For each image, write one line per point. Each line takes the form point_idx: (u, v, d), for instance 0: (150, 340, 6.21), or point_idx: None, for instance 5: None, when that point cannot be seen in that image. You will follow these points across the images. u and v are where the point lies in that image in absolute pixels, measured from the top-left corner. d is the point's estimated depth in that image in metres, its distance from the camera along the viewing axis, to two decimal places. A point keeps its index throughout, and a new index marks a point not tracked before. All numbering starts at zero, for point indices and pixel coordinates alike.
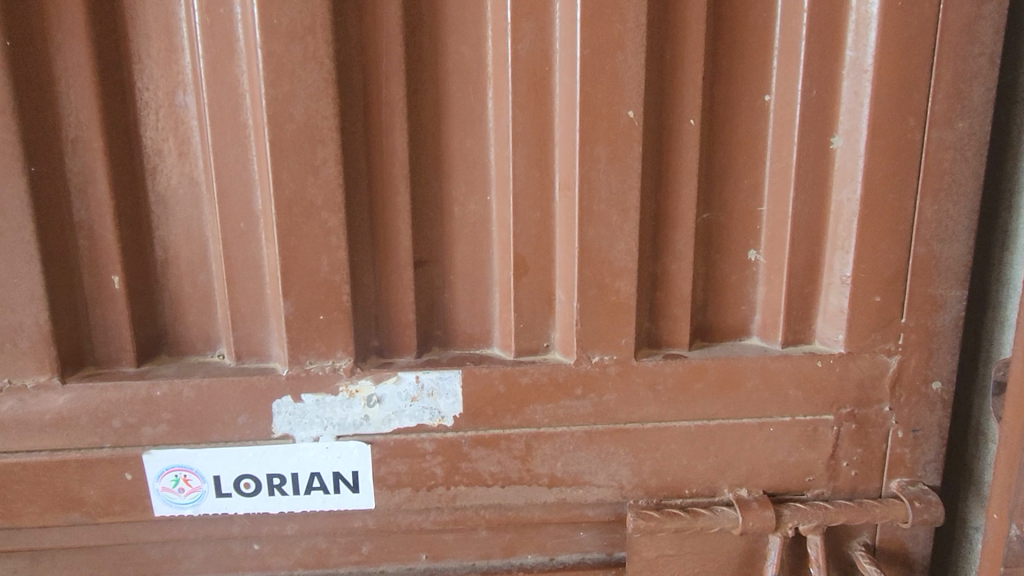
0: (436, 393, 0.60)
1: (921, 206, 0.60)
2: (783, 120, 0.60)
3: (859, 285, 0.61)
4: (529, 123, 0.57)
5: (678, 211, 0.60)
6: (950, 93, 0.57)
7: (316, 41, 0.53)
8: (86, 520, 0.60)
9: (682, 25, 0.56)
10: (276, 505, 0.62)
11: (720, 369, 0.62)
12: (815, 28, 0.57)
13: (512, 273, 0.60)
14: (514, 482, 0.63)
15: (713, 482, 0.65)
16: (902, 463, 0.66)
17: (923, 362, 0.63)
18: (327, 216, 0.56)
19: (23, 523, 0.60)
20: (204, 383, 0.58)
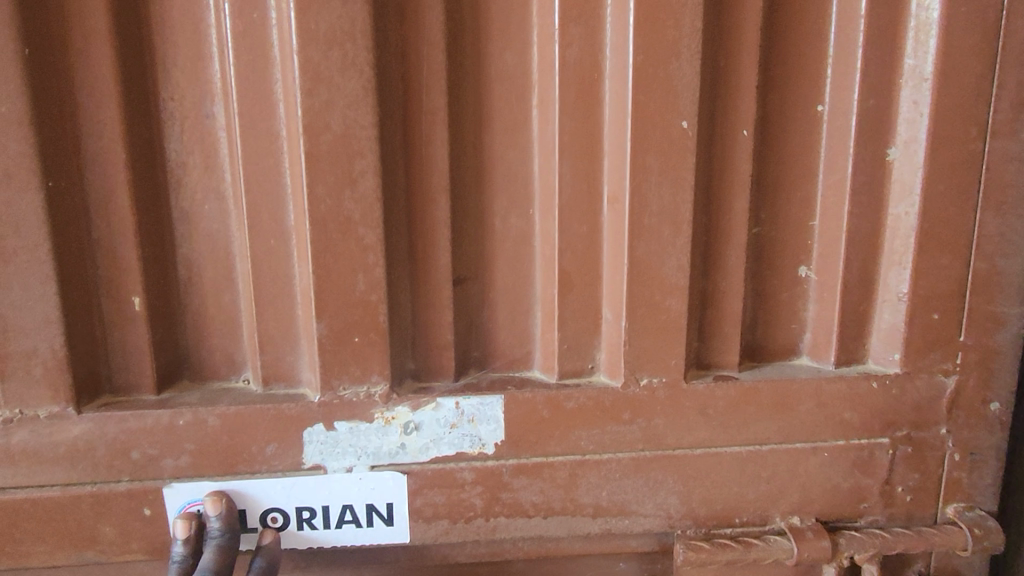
0: (477, 419, 0.57)
1: (982, 219, 0.57)
2: (837, 131, 0.57)
3: (916, 301, 0.59)
4: (576, 134, 0.54)
5: (730, 226, 0.57)
6: (1013, 102, 0.55)
7: (357, 48, 0.50)
8: (100, 559, 0.56)
9: (737, 31, 0.54)
10: (305, 541, 0.58)
11: (773, 391, 0.59)
12: (873, 35, 0.55)
13: (556, 292, 0.57)
14: (556, 513, 0.59)
15: (764, 510, 0.61)
16: (958, 488, 0.63)
17: (982, 383, 0.61)
18: (365, 232, 0.53)
19: (30, 565, 0.55)
20: (230, 412, 0.54)
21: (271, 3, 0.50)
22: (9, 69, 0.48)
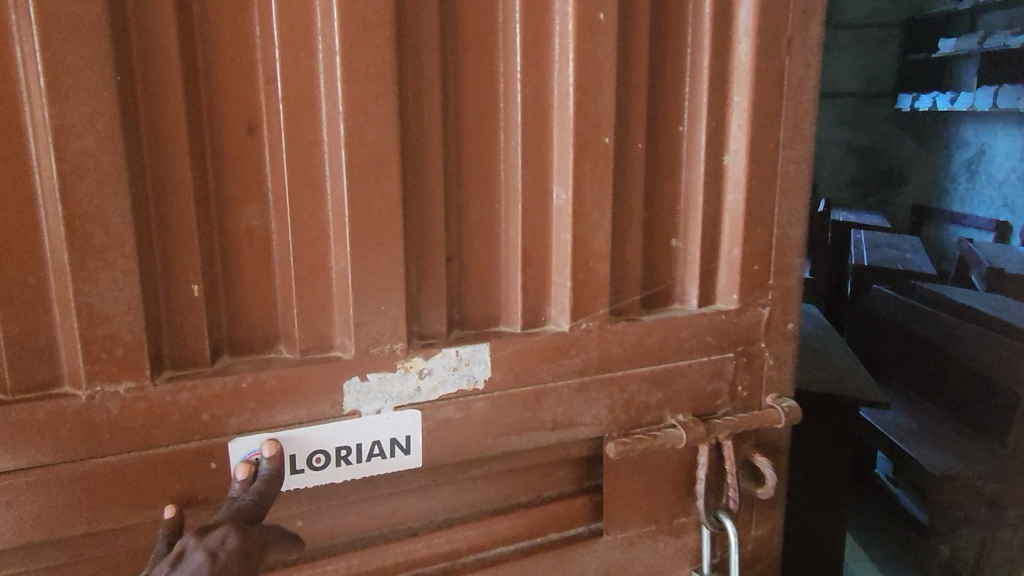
0: (472, 362, 0.75)
1: (780, 202, 0.87)
2: (691, 144, 0.84)
3: (747, 258, 0.87)
4: (530, 147, 0.75)
5: (628, 210, 0.82)
6: (795, 126, 0.86)
7: (385, 81, 0.65)
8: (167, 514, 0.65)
9: (630, 76, 0.78)
10: (341, 475, 0.71)
11: (664, 326, 0.84)
12: (713, 81, 0.83)
13: (518, 263, 0.77)
14: (527, 430, 0.79)
15: (661, 413, 0.86)
16: (773, 382, 0.93)
17: (784, 310, 0.91)
18: (390, 223, 0.68)
19: (104, 526, 0.63)
20: (284, 371, 0.67)
21: (316, 45, 0.64)
22: (102, 93, 0.57)
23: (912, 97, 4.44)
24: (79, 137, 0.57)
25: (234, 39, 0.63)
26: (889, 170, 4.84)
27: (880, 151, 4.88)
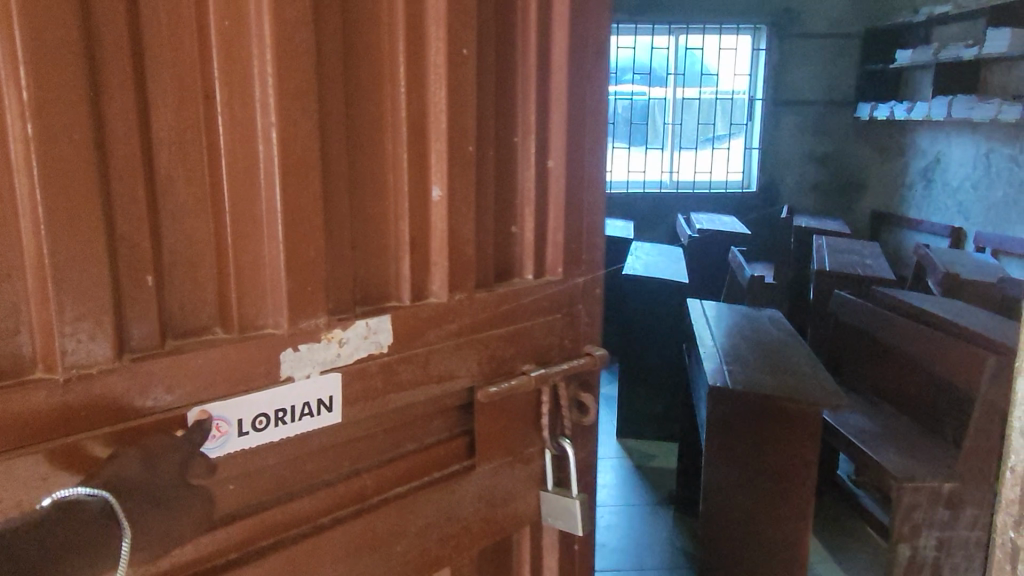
0: (377, 328, 0.85)
1: (586, 196, 1.09)
2: (530, 146, 1.02)
3: (566, 238, 1.07)
4: (413, 151, 0.88)
5: (482, 201, 0.98)
6: (595, 134, 1.08)
7: (308, 100, 0.77)
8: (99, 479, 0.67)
9: (482, 91, 0.95)
10: (272, 436, 0.79)
11: (512, 292, 1.00)
12: (541, 97, 1.01)
13: (406, 250, 0.90)
14: (419, 383, 0.90)
15: (515, 363, 1.01)
16: (591, 339, 1.13)
17: (593, 277, 1.13)
18: (312, 221, 0.79)
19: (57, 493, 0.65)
20: (227, 350, 0.74)
21: (252, 66, 0.74)
22: (78, 102, 0.63)
23: (870, 107, 5.89)
24: (59, 150, 0.63)
25: (173, 57, 0.70)
26: (853, 183, 6.28)
27: (854, 161, 6.27)
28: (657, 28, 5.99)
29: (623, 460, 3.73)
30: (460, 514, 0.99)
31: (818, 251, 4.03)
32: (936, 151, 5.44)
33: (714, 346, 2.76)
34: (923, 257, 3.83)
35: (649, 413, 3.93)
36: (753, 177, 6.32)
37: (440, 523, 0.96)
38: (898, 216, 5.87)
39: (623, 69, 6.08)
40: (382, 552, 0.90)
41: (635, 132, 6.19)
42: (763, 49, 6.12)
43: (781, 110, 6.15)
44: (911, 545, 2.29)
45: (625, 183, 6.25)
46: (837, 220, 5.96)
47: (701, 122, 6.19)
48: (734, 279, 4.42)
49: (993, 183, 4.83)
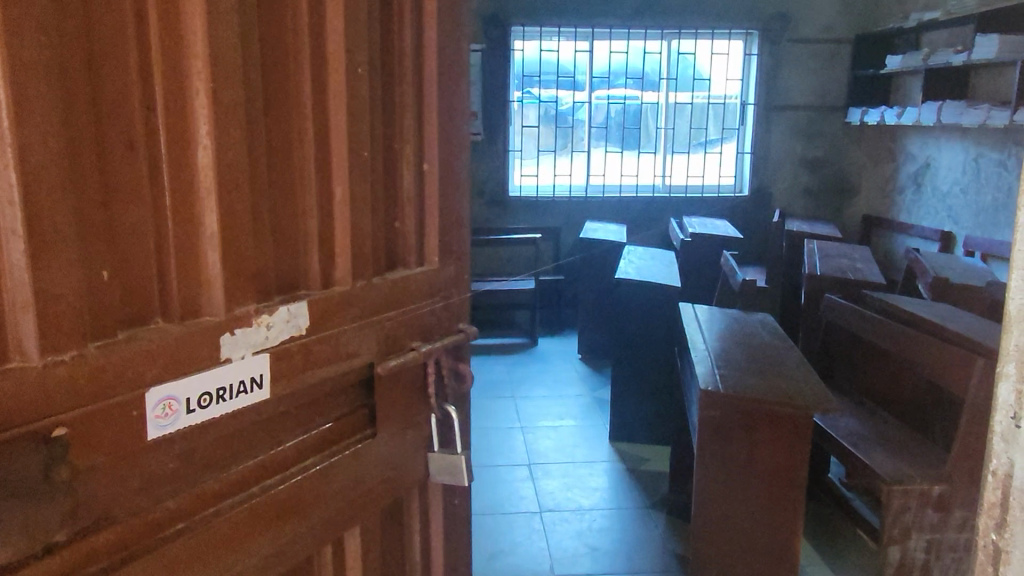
0: (295, 313, 1.01)
1: (455, 190, 1.33)
2: (411, 150, 1.23)
3: (442, 228, 1.30)
4: (320, 156, 1.05)
5: (377, 198, 1.17)
6: (458, 140, 1.31)
7: (236, 112, 0.91)
8: None
9: (374, 103, 1.14)
10: (212, 413, 0.92)
11: (401, 280, 1.20)
12: (419, 109, 1.23)
13: (318, 240, 1.06)
14: (334, 361, 1.08)
15: (406, 341, 1.21)
16: (462, 317, 1.36)
17: (462, 264, 1.36)
18: (243, 216, 0.94)
19: None
20: (179, 334, 0.87)
21: (191, 85, 0.87)
22: (49, 122, 0.73)
23: (861, 111, 5.91)
24: (35, 161, 0.73)
25: (118, 79, 0.81)
26: (843, 187, 6.36)
27: (846, 165, 6.34)
28: (649, 33, 6.00)
29: (615, 463, 3.76)
30: (363, 475, 1.18)
31: (808, 256, 4.07)
32: (926, 155, 5.51)
33: (706, 349, 2.79)
34: (913, 262, 3.88)
35: (641, 416, 3.97)
36: (745, 181, 6.34)
37: (346, 485, 1.14)
38: (887, 220, 5.96)
39: (616, 73, 6.10)
40: (296, 513, 1.06)
41: (628, 136, 6.22)
42: (754, 54, 6.14)
43: (773, 114, 6.21)
44: (902, 547, 2.33)
45: (618, 188, 6.23)
46: (828, 223, 6.01)
47: (693, 126, 6.24)
48: (726, 283, 4.39)
49: (981, 188, 4.90)
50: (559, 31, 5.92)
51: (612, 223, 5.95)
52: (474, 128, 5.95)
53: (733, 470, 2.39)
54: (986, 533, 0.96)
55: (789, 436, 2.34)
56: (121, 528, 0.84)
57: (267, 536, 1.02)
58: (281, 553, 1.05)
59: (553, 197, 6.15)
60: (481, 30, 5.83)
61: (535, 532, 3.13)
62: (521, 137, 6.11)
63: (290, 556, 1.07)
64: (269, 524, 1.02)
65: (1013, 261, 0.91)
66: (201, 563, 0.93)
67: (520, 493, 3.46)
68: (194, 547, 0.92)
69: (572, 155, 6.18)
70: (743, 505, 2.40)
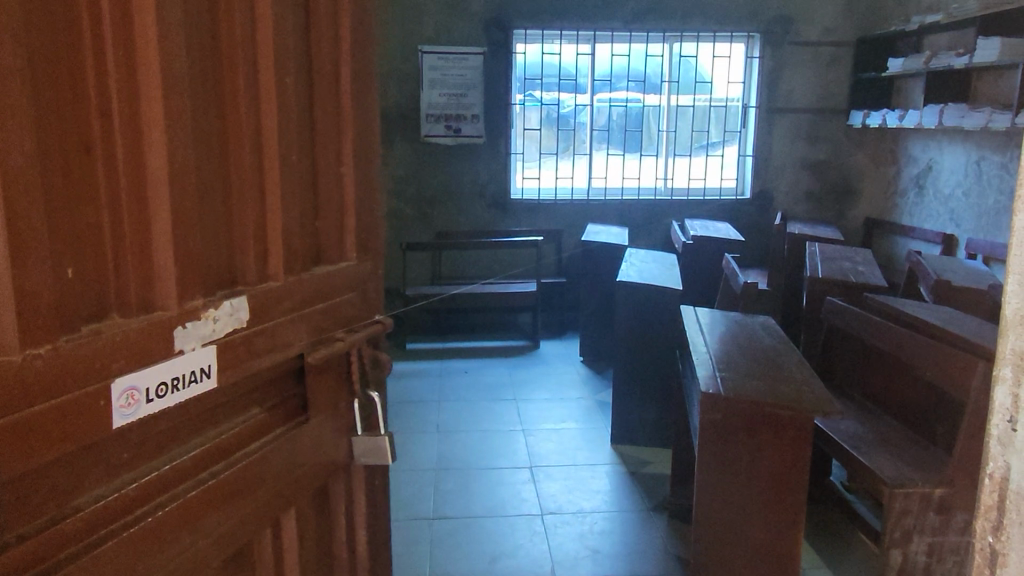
0: (233, 305, 1.08)
1: (366, 190, 1.44)
2: (328, 152, 1.32)
3: (357, 225, 1.41)
4: (251, 159, 1.14)
5: (300, 197, 1.26)
6: (365, 143, 1.42)
7: (183, 117, 0.99)
8: None
9: (294, 108, 1.23)
10: (169, 400, 0.98)
11: (324, 275, 1.30)
12: (334, 114, 1.33)
13: (250, 238, 1.15)
14: (273, 351, 1.16)
15: (329, 331, 1.31)
16: (376, 308, 1.47)
17: (374, 260, 1.47)
18: (190, 215, 1.01)
19: None
20: (140, 325, 0.93)
21: (147, 92, 0.94)
22: (25, 128, 0.79)
23: (863, 114, 5.95)
24: (14, 165, 0.77)
25: (77, 86, 0.86)
26: (844, 190, 6.38)
27: (847, 169, 6.37)
28: (651, 36, 6.03)
29: (616, 466, 3.78)
30: (297, 460, 1.27)
31: (810, 258, 4.09)
32: (928, 158, 5.54)
33: (707, 351, 2.81)
34: (916, 265, 3.89)
35: (643, 419, 3.99)
36: (746, 185, 6.37)
37: (283, 469, 1.23)
38: (888, 222, 6.00)
39: (618, 76, 6.12)
40: (243, 496, 1.14)
41: (630, 139, 6.23)
42: (756, 57, 6.16)
43: (775, 116, 6.22)
44: (903, 550, 2.34)
45: (620, 190, 6.26)
46: (830, 226, 6.02)
47: (695, 128, 6.26)
48: (728, 285, 4.38)
49: (983, 191, 4.92)
50: (561, 34, 5.95)
51: (614, 226, 5.98)
52: (476, 131, 6.00)
53: (735, 474, 2.41)
54: (982, 537, 0.93)
55: (791, 441, 2.36)
56: (89, 512, 0.89)
57: (223, 516, 1.10)
58: (232, 535, 1.12)
59: (555, 199, 6.18)
60: (483, 34, 5.87)
61: (536, 534, 3.15)
62: (523, 140, 6.14)
63: (240, 538, 1.14)
64: (221, 506, 1.09)
65: (1010, 261, 0.88)
66: (166, 544, 0.99)
67: (521, 496, 3.48)
68: (160, 527, 0.98)
69: (574, 158, 6.21)
70: (744, 509, 2.42)
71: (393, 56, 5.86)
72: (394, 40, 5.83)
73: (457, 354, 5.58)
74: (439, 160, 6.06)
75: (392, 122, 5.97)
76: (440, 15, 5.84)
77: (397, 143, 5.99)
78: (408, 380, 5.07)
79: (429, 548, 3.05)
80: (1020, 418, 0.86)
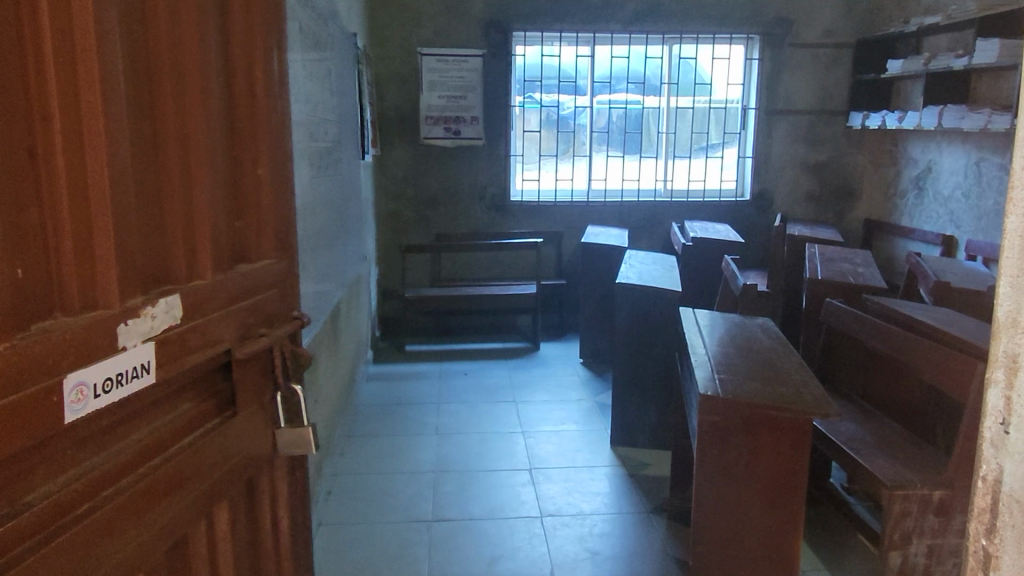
0: (166, 302, 1.08)
1: (285, 190, 1.45)
2: (245, 153, 1.33)
3: (276, 225, 1.42)
4: (178, 160, 1.14)
5: (220, 197, 1.27)
6: (282, 144, 1.44)
7: (120, 118, 0.99)
8: None
9: (213, 110, 1.24)
10: (112, 397, 0.97)
11: (246, 272, 1.31)
12: (251, 116, 1.34)
13: (182, 238, 1.15)
14: (204, 347, 1.17)
15: (252, 327, 1.32)
16: (292, 305, 1.48)
17: (290, 258, 1.48)
18: (127, 216, 1.02)
19: None
20: (85, 323, 0.93)
21: (90, 94, 0.94)
22: None
23: (862, 116, 5.95)
24: None
25: (23, 88, 0.87)
26: (843, 191, 6.38)
27: (846, 170, 6.36)
28: (651, 38, 6.03)
29: (615, 468, 3.78)
30: (227, 455, 1.27)
31: (809, 260, 4.07)
32: (928, 159, 5.54)
33: (706, 353, 2.80)
34: (915, 266, 3.88)
35: (642, 421, 3.98)
36: (746, 186, 6.36)
37: (214, 463, 1.23)
38: (888, 223, 6.00)
39: (617, 78, 6.11)
40: (179, 490, 1.14)
41: (629, 141, 6.21)
42: (756, 59, 6.16)
43: (774, 118, 6.21)
44: (902, 552, 2.33)
45: (620, 192, 6.26)
46: (830, 227, 6.02)
47: (694, 130, 6.24)
48: (728, 287, 4.36)
49: (983, 192, 4.92)
50: (560, 36, 5.95)
51: (614, 228, 5.97)
52: (476, 134, 6.00)
53: (734, 476, 2.40)
54: (977, 539, 0.91)
55: (790, 444, 2.36)
56: (37, 510, 0.88)
57: (159, 511, 1.09)
58: (169, 529, 1.12)
59: (554, 201, 6.17)
60: (482, 36, 5.87)
61: (534, 536, 3.15)
62: (523, 142, 6.13)
63: (177, 531, 1.14)
64: (158, 501, 1.09)
65: (1003, 264, 0.86)
66: (108, 538, 0.99)
67: (520, 498, 3.48)
68: (102, 523, 0.98)
69: (574, 160, 6.20)
70: (743, 512, 2.42)
71: (393, 59, 5.86)
72: (393, 42, 5.83)
73: (456, 356, 5.58)
74: (439, 163, 6.05)
75: (392, 124, 5.97)
76: (439, 17, 5.84)
77: (397, 145, 5.99)
78: (408, 382, 5.06)
79: (429, 550, 3.05)
80: (1014, 420, 0.84)
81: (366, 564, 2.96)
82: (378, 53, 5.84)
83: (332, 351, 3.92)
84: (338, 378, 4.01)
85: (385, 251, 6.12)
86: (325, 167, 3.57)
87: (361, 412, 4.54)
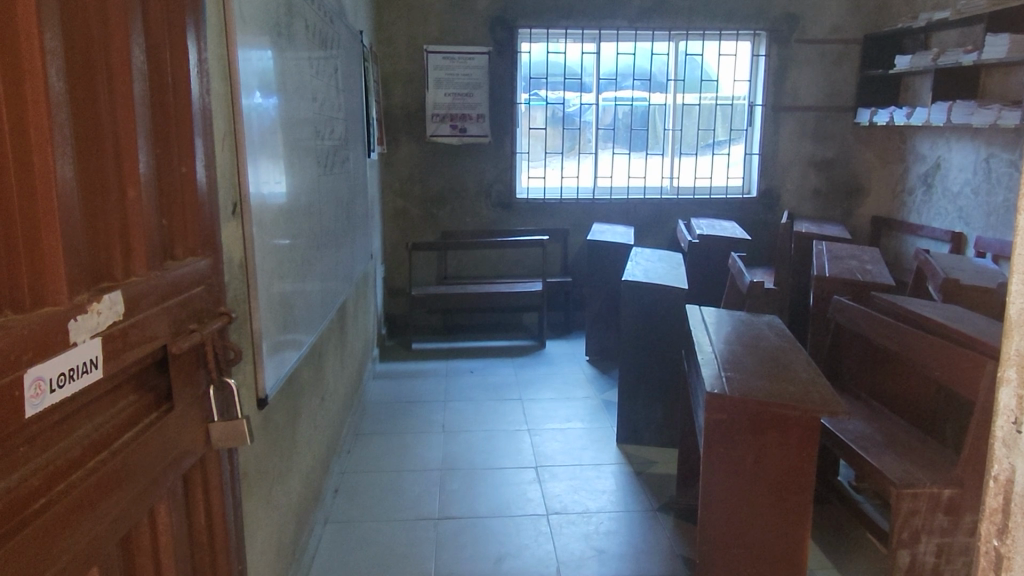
0: (109, 300, 1.08)
1: (207, 188, 1.48)
2: (172, 154, 1.35)
3: (202, 224, 1.45)
4: (113, 159, 1.15)
5: (153, 198, 1.28)
6: (204, 145, 1.47)
7: (60, 115, 1.00)
8: None
9: (143, 110, 1.25)
10: (66, 392, 0.97)
11: (176, 270, 1.33)
12: (176, 116, 1.36)
13: (119, 237, 1.16)
14: (144, 343, 1.18)
15: (183, 323, 1.34)
16: (217, 303, 1.52)
17: (214, 257, 1.51)
18: (71, 213, 1.02)
19: None
20: (42, 318, 0.92)
21: (35, 92, 0.94)
22: None
23: (871, 112, 5.90)
24: None
25: None
26: (851, 188, 6.32)
27: (853, 168, 6.31)
28: (657, 34, 6.00)
29: (622, 466, 3.76)
30: (165, 449, 1.28)
31: (817, 256, 4.04)
32: (937, 156, 5.49)
33: (711, 352, 2.77)
34: (923, 264, 3.83)
35: (649, 420, 3.96)
36: (753, 183, 6.32)
37: (155, 458, 1.24)
38: (897, 220, 5.96)
39: (624, 74, 6.06)
40: (125, 484, 1.14)
41: (635, 138, 6.17)
42: (763, 55, 6.11)
43: (781, 114, 6.17)
44: (911, 551, 2.31)
45: (626, 189, 6.22)
46: (838, 224, 5.97)
47: (701, 127, 6.19)
48: (734, 286, 4.31)
49: (993, 189, 4.87)
50: (566, 33, 5.91)
51: (620, 225, 5.93)
52: (482, 131, 5.97)
53: (740, 475, 2.38)
54: (988, 539, 0.88)
55: (796, 444, 2.33)
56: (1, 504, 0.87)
57: (112, 504, 1.10)
58: (117, 523, 1.12)
59: (560, 199, 6.15)
60: (488, 33, 5.85)
61: (541, 535, 3.12)
62: (529, 139, 6.10)
63: (123, 525, 1.14)
64: (108, 495, 1.09)
65: (1014, 260, 0.84)
66: (68, 528, 0.99)
67: (526, 496, 3.46)
68: (63, 513, 0.98)
69: (580, 157, 6.16)
70: (750, 511, 2.39)
71: (399, 57, 5.84)
72: (399, 40, 5.81)
73: (462, 353, 5.56)
74: (445, 160, 6.04)
75: (398, 122, 5.96)
76: (445, 15, 5.82)
77: (404, 143, 5.97)
78: (414, 380, 5.05)
79: (435, 547, 3.03)
80: None
81: (376, 562, 2.94)
82: (384, 51, 5.83)
83: (340, 350, 3.90)
84: (345, 376, 4.00)
85: (392, 249, 6.12)
86: (332, 164, 3.56)
87: (371, 409, 4.54)
